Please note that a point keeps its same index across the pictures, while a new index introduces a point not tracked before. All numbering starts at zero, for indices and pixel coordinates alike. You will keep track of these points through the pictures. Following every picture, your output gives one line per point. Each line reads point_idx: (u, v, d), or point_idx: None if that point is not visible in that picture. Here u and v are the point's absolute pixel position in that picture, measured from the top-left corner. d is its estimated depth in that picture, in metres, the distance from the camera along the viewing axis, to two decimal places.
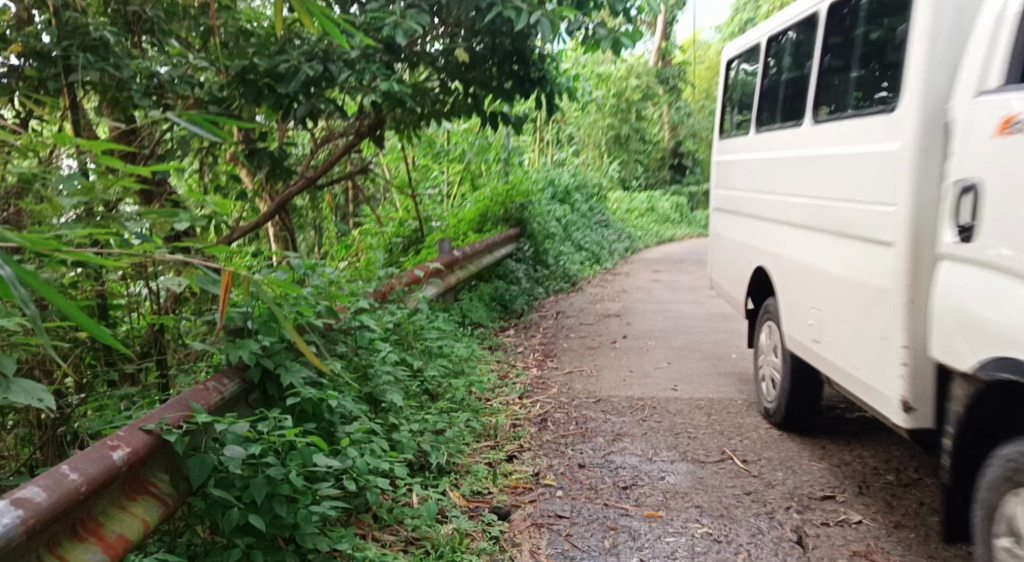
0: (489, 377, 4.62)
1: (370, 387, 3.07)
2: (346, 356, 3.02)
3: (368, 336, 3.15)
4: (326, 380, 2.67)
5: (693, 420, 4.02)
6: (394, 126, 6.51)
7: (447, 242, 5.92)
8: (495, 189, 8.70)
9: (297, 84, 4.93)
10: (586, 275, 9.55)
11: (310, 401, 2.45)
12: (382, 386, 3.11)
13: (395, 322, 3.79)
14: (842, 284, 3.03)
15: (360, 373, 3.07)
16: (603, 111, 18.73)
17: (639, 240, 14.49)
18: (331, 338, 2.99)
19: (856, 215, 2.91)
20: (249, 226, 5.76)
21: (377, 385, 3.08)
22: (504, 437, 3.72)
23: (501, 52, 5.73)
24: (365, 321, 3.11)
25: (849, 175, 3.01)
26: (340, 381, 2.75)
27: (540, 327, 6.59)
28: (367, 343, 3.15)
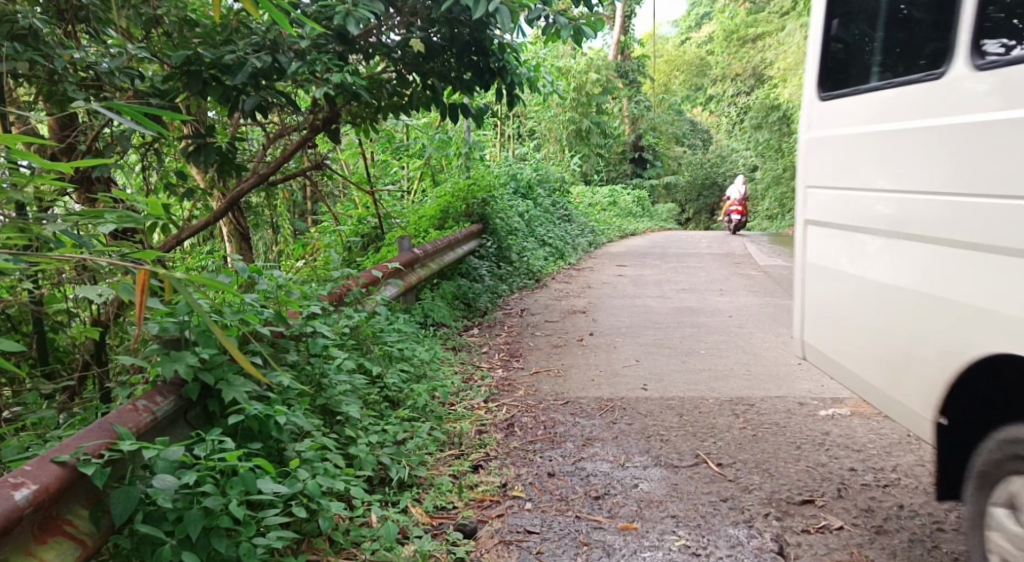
0: (452, 380, 4.42)
1: (324, 398, 2.84)
2: (297, 366, 2.81)
3: (322, 343, 2.93)
4: (274, 394, 2.44)
5: (665, 421, 3.89)
6: (350, 119, 6.26)
7: (407, 240, 5.70)
8: (456, 184, 8.46)
9: (244, 76, 4.66)
10: (550, 271, 9.41)
11: (255, 418, 2.23)
12: (337, 397, 2.89)
13: (351, 326, 3.59)
14: (844, 278, 3.00)
15: (314, 384, 2.85)
16: (565, 106, 18.60)
17: (602, 234, 14.40)
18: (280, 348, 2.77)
19: (855, 208, 2.92)
20: (200, 224, 5.57)
21: (331, 396, 2.85)
22: (469, 445, 3.54)
23: (460, 42, 5.54)
24: (318, 327, 2.87)
25: (843, 167, 3.02)
26: (290, 393, 2.53)
27: (505, 325, 6.42)
28: (320, 351, 2.92)
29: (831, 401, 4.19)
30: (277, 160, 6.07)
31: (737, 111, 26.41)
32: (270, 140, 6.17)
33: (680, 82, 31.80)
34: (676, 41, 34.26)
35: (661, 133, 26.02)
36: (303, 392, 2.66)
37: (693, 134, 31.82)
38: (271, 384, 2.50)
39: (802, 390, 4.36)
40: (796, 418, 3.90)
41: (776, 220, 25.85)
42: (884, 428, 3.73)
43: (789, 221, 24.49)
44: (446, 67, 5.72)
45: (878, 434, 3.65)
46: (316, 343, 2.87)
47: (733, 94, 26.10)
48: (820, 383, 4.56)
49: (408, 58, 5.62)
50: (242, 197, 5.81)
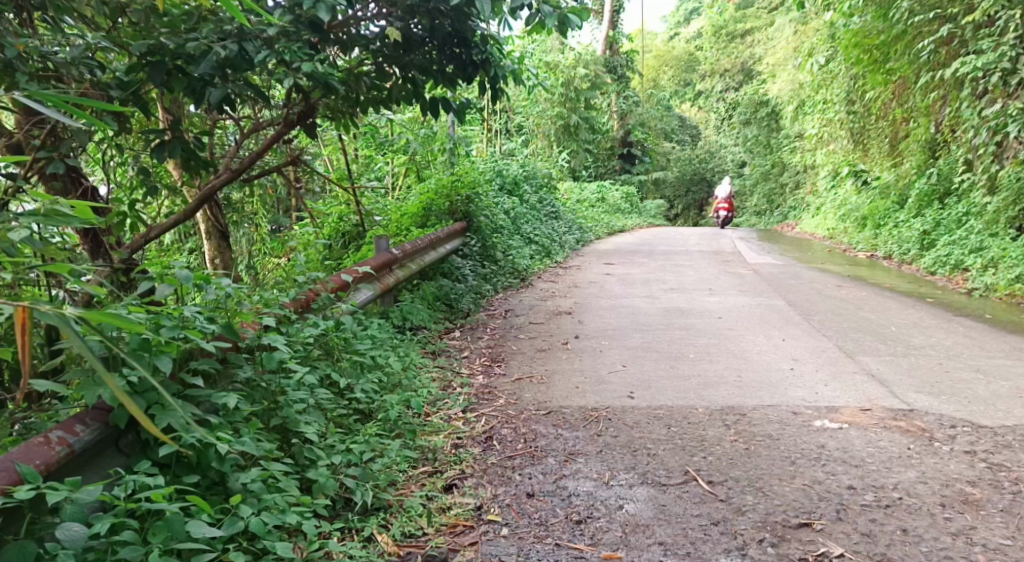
0: (429, 389, 4.20)
1: (280, 417, 2.62)
2: (251, 383, 2.60)
3: (280, 357, 2.71)
4: (221, 418, 2.32)
5: (652, 434, 3.67)
6: (328, 114, 6.01)
7: (385, 240, 5.46)
8: (439, 181, 8.18)
9: (208, 65, 4.40)
10: (536, 270, 9.18)
11: (191, 449, 2.19)
12: (296, 417, 2.66)
13: (318, 334, 3.38)
14: None
15: (269, 402, 2.64)
16: (553, 100, 18.33)
17: (590, 232, 14.17)
18: (230, 366, 2.58)
19: None
20: (170, 223, 5.31)
21: (289, 415, 2.63)
22: (444, 462, 3.32)
23: (441, 34, 5.31)
24: (274, 341, 2.65)
25: None
26: (239, 415, 2.40)
27: (488, 327, 6.19)
28: (277, 366, 2.70)
29: (826, 410, 3.99)
30: (249, 156, 5.83)
31: (725, 107, 26.21)
32: (243, 135, 5.92)
33: (669, 77, 31.60)
34: (664, 36, 34.06)
35: (650, 128, 25.83)
36: (253, 411, 2.52)
37: (681, 130, 31.63)
38: (220, 405, 2.37)
39: (796, 400, 4.16)
40: (790, 429, 3.70)
41: (764, 216, 25.72)
42: (884, 441, 3.53)
43: (777, 217, 24.35)
44: (426, 59, 5.48)
45: (877, 447, 3.45)
46: (272, 359, 2.66)
47: (722, 89, 25.91)
48: (815, 390, 4.36)
49: (387, 51, 5.41)
50: (213, 194, 5.57)
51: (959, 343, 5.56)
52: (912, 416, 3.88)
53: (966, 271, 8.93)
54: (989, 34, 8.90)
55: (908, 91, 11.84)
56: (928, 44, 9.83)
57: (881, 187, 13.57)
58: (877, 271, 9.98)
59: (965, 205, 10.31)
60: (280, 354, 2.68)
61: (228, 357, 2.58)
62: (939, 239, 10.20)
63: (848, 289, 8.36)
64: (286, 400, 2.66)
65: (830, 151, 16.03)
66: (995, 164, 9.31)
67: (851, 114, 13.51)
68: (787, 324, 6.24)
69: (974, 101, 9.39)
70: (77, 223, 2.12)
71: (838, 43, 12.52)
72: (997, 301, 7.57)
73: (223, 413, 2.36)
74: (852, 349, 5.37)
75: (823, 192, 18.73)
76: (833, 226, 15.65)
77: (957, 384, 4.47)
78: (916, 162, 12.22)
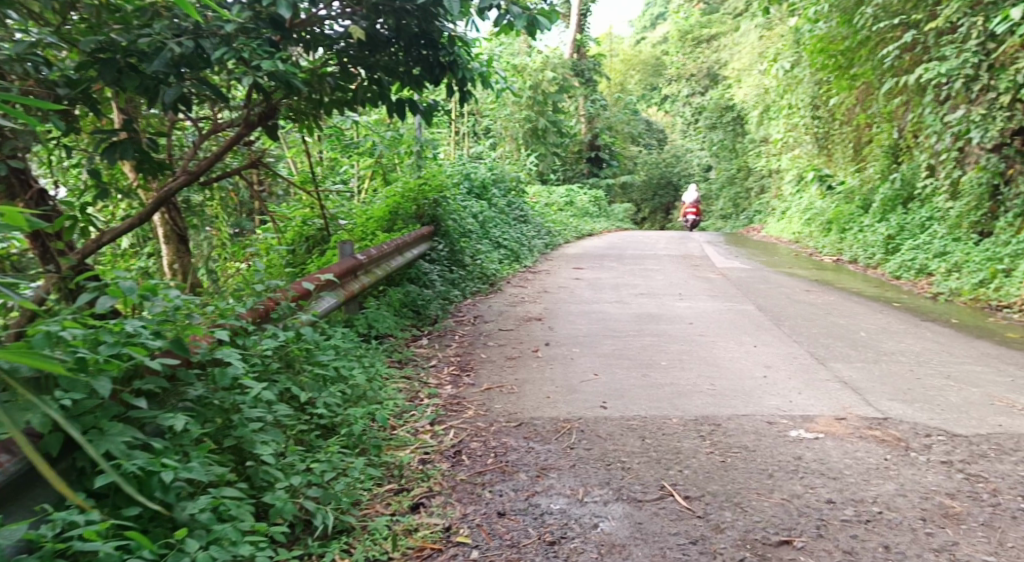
0: (395, 401, 4.05)
1: (234, 438, 2.48)
2: (204, 401, 2.46)
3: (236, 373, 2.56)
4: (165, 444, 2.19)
5: (626, 446, 3.57)
6: (291, 115, 5.83)
7: (349, 246, 5.31)
8: (406, 184, 8.00)
9: (162, 63, 4.21)
10: (505, 275, 9.06)
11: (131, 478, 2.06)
12: (251, 437, 2.51)
13: (277, 346, 3.23)
14: None
15: (222, 422, 2.49)
16: (521, 103, 18.25)
17: (558, 235, 14.09)
18: (180, 384, 2.43)
19: None
20: (122, 228, 5.06)
21: (244, 435, 2.48)
22: (410, 479, 3.19)
23: (407, 34, 5.17)
24: (228, 356, 2.49)
25: None
26: (187, 439, 2.26)
27: (456, 334, 6.04)
28: (232, 382, 2.55)
29: (801, 419, 3.91)
30: (207, 158, 5.62)
31: (691, 111, 26.38)
32: (201, 137, 5.71)
33: (636, 81, 31.76)
34: (631, 41, 34.24)
35: (617, 131, 25.90)
36: (203, 432, 2.38)
37: (648, 133, 31.79)
38: (165, 428, 2.24)
39: (769, 409, 4.09)
40: (766, 440, 3.62)
41: (729, 219, 25.92)
42: (861, 452, 3.46)
43: (742, 221, 24.54)
44: (392, 60, 5.35)
45: (854, 458, 3.38)
46: (226, 375, 2.50)
47: (688, 94, 26.06)
48: (789, 399, 4.29)
49: (351, 51, 5.27)
50: (169, 197, 5.35)
51: (928, 348, 5.55)
52: (886, 424, 3.82)
53: (931, 275, 8.98)
54: (951, 41, 8.98)
55: (871, 97, 11.96)
56: (892, 51, 9.91)
57: (846, 191, 13.69)
58: (842, 276, 10.02)
59: (928, 209, 10.41)
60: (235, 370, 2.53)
61: (177, 374, 2.42)
62: (903, 243, 10.27)
63: (815, 293, 8.37)
64: (241, 417, 2.52)
65: (795, 156, 16.16)
66: (957, 169, 9.43)
67: (815, 119, 13.84)
68: (757, 330, 6.19)
69: (937, 106, 9.49)
70: (42, 227, 2.31)
71: (802, 49, 12.62)
72: (962, 305, 7.61)
73: (170, 436, 2.24)
74: (823, 355, 5.33)
75: (787, 196, 18.89)
76: (798, 230, 15.77)
77: (929, 391, 4.44)
78: (880, 167, 12.34)
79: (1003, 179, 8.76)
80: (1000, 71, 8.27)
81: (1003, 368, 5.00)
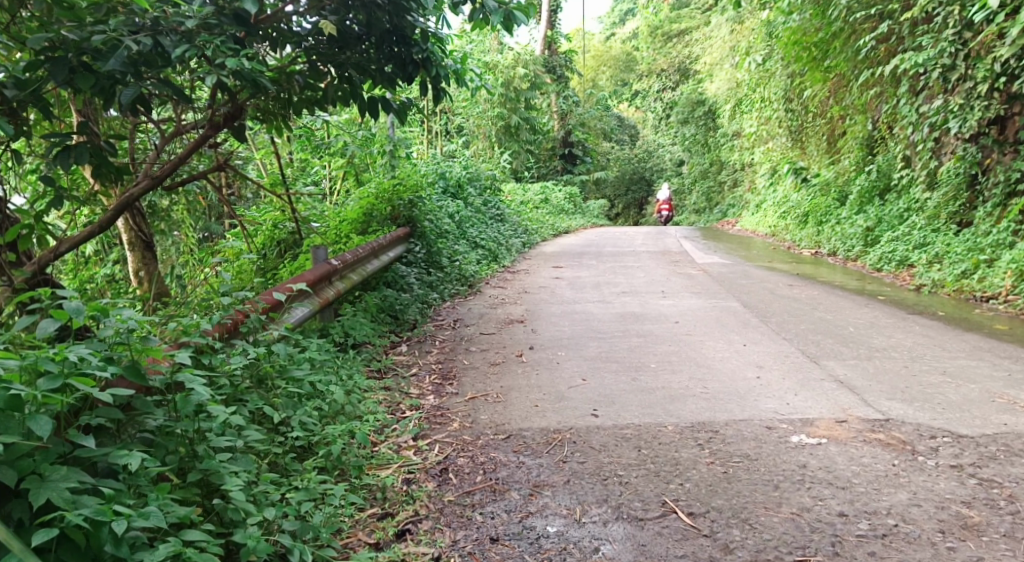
0: (375, 414, 3.83)
1: (199, 471, 2.25)
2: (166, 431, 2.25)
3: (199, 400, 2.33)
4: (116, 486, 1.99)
5: (622, 458, 3.39)
6: (259, 115, 5.58)
7: (323, 250, 5.08)
8: (379, 184, 7.73)
9: (117, 61, 3.92)
10: (483, 275, 8.84)
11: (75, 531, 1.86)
12: (218, 469, 2.29)
13: (246, 364, 2.99)
14: None
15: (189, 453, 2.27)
16: (493, 101, 18.02)
17: (535, 234, 13.90)
18: (138, 413, 2.21)
19: None
20: (79, 237, 4.76)
21: (210, 467, 2.26)
22: (394, 503, 2.98)
23: (378, 30, 4.94)
24: (191, 381, 2.26)
25: None
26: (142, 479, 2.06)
27: (436, 340, 5.82)
28: (196, 409, 2.32)
29: (801, 424, 3.75)
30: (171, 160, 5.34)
31: (663, 106, 26.33)
32: (163, 139, 5.42)
33: (608, 78, 31.68)
34: (601, 37, 34.20)
35: (590, 128, 25.78)
36: (164, 468, 2.16)
37: (620, 129, 31.72)
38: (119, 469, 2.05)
39: (767, 413, 3.93)
40: (767, 448, 3.45)
41: (703, 213, 25.92)
42: (867, 457, 3.30)
43: (716, 214, 24.55)
44: (363, 57, 5.10)
45: (862, 465, 3.22)
46: (188, 402, 2.28)
47: (659, 89, 25.98)
48: (785, 401, 4.13)
49: (321, 46, 5.03)
50: (129, 204, 5.06)
51: (919, 343, 5.44)
52: (889, 426, 3.68)
53: (912, 266, 8.90)
54: (927, 30, 8.92)
55: (845, 88, 11.92)
56: (867, 41, 9.82)
57: (821, 184, 13.65)
58: (821, 268, 9.95)
59: (906, 200, 10.34)
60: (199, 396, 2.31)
61: (132, 403, 2.19)
62: (882, 235, 10.21)
63: (799, 287, 8.25)
64: (206, 448, 2.31)
65: (769, 149, 16.12)
66: (934, 159, 9.40)
67: (788, 112, 13.77)
68: (745, 328, 6.05)
69: (912, 97, 9.45)
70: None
71: (775, 41, 12.54)
72: (945, 297, 7.53)
73: (124, 476, 2.05)
74: (815, 353, 5.20)
75: (761, 190, 18.87)
76: (773, 223, 15.73)
77: (927, 388, 4.32)
78: (855, 159, 12.31)
79: (981, 168, 8.73)
80: (977, 61, 8.19)
81: (997, 362, 4.89)
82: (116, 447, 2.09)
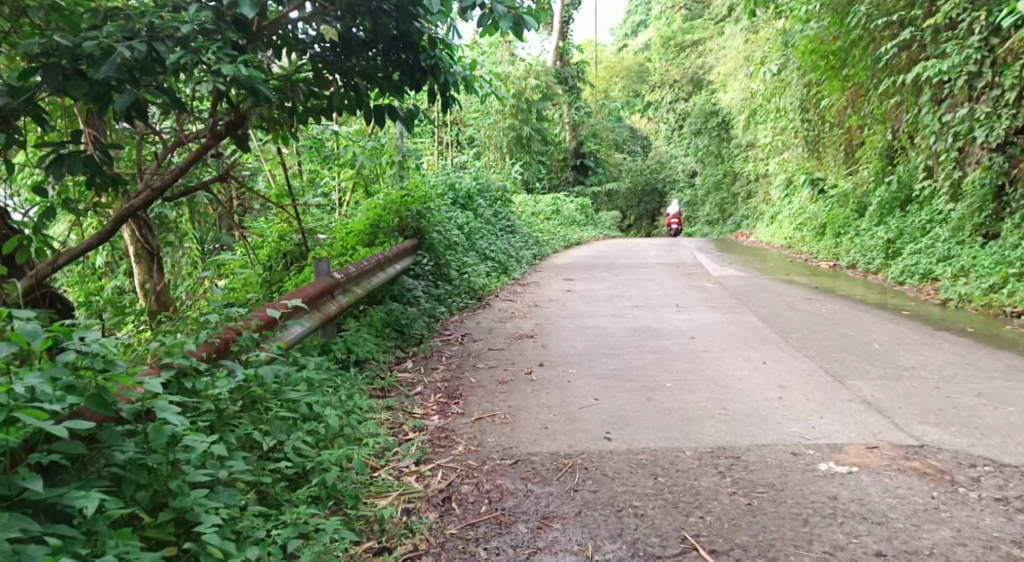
0: (377, 437, 3.63)
1: (170, 510, 2.11)
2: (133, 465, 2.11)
3: (172, 432, 2.17)
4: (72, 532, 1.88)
5: (638, 487, 3.16)
6: (263, 124, 5.40)
7: (325, 263, 4.88)
8: (386, 195, 7.53)
9: (110, 68, 3.72)
10: (493, 288, 8.65)
11: None
12: (192, 508, 2.15)
13: (232, 389, 2.77)
14: None
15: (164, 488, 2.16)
16: (505, 111, 17.93)
17: (546, 245, 13.71)
18: (105, 446, 2.08)
19: None
20: (78, 250, 4.60)
21: (182, 506, 2.12)
22: (392, 536, 2.78)
23: (384, 37, 4.80)
24: (163, 413, 2.13)
25: None
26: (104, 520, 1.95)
27: (443, 355, 5.62)
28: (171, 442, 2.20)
29: (829, 450, 3.51)
30: (173, 171, 5.16)
31: (676, 117, 26.13)
32: (165, 150, 5.26)
33: (620, 89, 31.57)
34: (612, 49, 34.11)
35: (602, 139, 25.61)
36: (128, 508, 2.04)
37: (633, 140, 31.56)
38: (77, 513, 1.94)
39: (793, 437, 3.68)
40: (794, 477, 3.21)
41: (717, 225, 25.68)
42: (903, 489, 3.07)
43: (730, 226, 24.32)
44: (370, 65, 4.93)
45: (897, 497, 2.99)
46: (161, 434, 2.15)
47: (672, 100, 25.78)
48: (811, 424, 3.89)
49: (329, 55, 4.87)
50: (129, 217, 4.89)
51: (950, 362, 5.18)
52: (924, 454, 3.45)
53: (936, 280, 8.62)
54: (951, 37, 8.68)
55: (863, 98, 11.68)
56: (889, 49, 9.57)
57: (838, 195, 13.36)
58: (841, 282, 9.69)
59: (928, 212, 10.07)
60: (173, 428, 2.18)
61: (97, 435, 2.06)
62: (903, 247, 9.92)
63: (819, 301, 7.99)
64: (178, 484, 2.16)
65: (784, 160, 15.86)
66: (957, 170, 9.14)
67: (804, 122, 13.52)
68: (765, 344, 5.80)
69: (934, 106, 9.22)
70: None
71: (791, 50, 12.33)
72: (973, 312, 7.25)
73: (80, 519, 1.94)
74: (839, 371, 4.96)
75: (776, 201, 18.62)
76: (789, 235, 15.45)
77: (963, 412, 4.06)
78: (874, 169, 12.04)
79: (1007, 179, 8.48)
80: (1004, 67, 7.96)
81: None
82: (75, 486, 1.97)
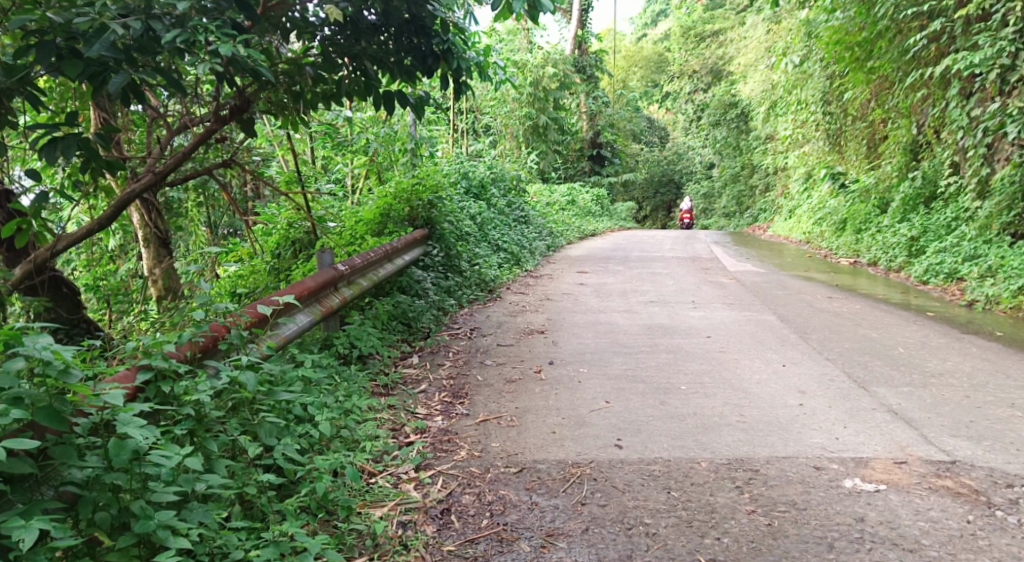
0: (375, 440, 3.45)
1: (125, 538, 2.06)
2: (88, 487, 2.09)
3: (135, 449, 2.15)
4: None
5: (651, 501, 2.97)
6: (269, 109, 5.20)
7: (330, 254, 4.67)
8: (397, 184, 7.34)
9: (102, 45, 3.52)
10: (505, 280, 8.46)
11: None
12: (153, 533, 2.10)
13: (210, 394, 2.63)
14: None
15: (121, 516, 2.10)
16: (521, 100, 17.70)
17: (560, 236, 13.50)
18: (59, 464, 2.06)
19: None
20: (77, 235, 4.41)
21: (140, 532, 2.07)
22: (384, 554, 2.61)
23: (396, 20, 4.56)
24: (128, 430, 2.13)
25: None
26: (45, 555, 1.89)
27: (450, 350, 5.44)
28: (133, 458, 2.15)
29: (854, 464, 3.30)
30: (175, 155, 4.96)
31: (694, 108, 25.72)
32: (168, 133, 5.07)
33: (638, 78, 31.16)
34: (631, 38, 33.68)
35: (619, 129, 25.26)
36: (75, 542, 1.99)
37: (650, 131, 31.19)
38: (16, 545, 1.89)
39: (817, 450, 3.47)
40: (817, 495, 3.00)
41: (733, 217, 25.36)
42: (935, 511, 2.86)
43: (747, 219, 23.99)
44: (381, 49, 4.73)
45: (930, 521, 2.79)
46: (123, 449, 2.13)
47: (690, 90, 25.35)
48: (834, 435, 3.68)
49: (338, 38, 4.67)
50: (132, 200, 4.73)
51: (980, 369, 4.94)
52: (957, 471, 3.23)
53: (962, 280, 8.34)
54: (984, 29, 8.35)
55: (889, 90, 11.34)
56: (918, 40, 9.21)
57: (860, 191, 13.03)
58: (862, 280, 9.42)
59: (953, 209, 9.78)
60: (137, 441, 2.16)
61: (50, 452, 2.05)
62: (928, 245, 9.62)
63: (840, 300, 7.73)
64: (141, 506, 2.12)
65: (805, 153, 15.53)
66: (985, 166, 8.79)
67: (827, 115, 13.20)
68: (784, 345, 5.57)
69: (963, 100, 8.91)
70: None
71: (815, 41, 11.98)
72: (1002, 315, 6.97)
73: (17, 552, 1.88)
74: (863, 377, 4.73)
75: (795, 194, 18.28)
76: (808, 230, 15.12)
77: (997, 425, 3.83)
78: (898, 164, 11.57)
79: None
80: None
81: None
82: (17, 511, 1.93)
